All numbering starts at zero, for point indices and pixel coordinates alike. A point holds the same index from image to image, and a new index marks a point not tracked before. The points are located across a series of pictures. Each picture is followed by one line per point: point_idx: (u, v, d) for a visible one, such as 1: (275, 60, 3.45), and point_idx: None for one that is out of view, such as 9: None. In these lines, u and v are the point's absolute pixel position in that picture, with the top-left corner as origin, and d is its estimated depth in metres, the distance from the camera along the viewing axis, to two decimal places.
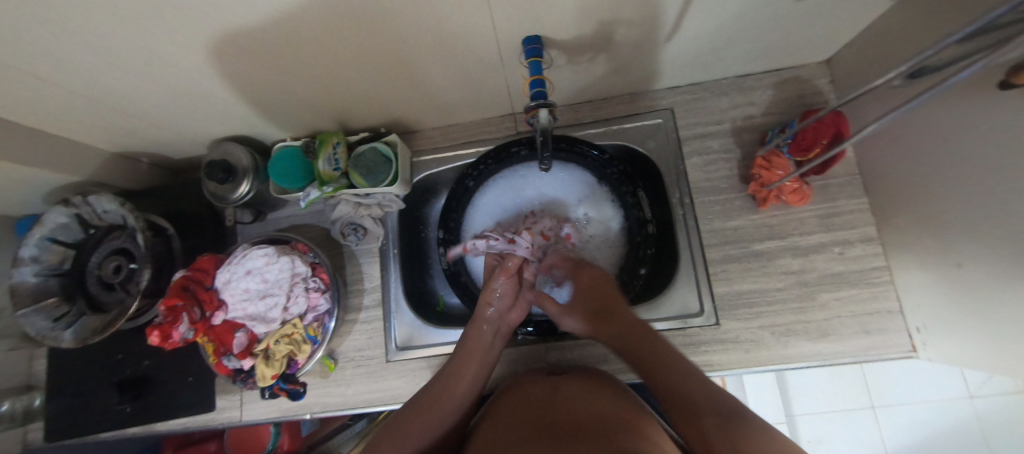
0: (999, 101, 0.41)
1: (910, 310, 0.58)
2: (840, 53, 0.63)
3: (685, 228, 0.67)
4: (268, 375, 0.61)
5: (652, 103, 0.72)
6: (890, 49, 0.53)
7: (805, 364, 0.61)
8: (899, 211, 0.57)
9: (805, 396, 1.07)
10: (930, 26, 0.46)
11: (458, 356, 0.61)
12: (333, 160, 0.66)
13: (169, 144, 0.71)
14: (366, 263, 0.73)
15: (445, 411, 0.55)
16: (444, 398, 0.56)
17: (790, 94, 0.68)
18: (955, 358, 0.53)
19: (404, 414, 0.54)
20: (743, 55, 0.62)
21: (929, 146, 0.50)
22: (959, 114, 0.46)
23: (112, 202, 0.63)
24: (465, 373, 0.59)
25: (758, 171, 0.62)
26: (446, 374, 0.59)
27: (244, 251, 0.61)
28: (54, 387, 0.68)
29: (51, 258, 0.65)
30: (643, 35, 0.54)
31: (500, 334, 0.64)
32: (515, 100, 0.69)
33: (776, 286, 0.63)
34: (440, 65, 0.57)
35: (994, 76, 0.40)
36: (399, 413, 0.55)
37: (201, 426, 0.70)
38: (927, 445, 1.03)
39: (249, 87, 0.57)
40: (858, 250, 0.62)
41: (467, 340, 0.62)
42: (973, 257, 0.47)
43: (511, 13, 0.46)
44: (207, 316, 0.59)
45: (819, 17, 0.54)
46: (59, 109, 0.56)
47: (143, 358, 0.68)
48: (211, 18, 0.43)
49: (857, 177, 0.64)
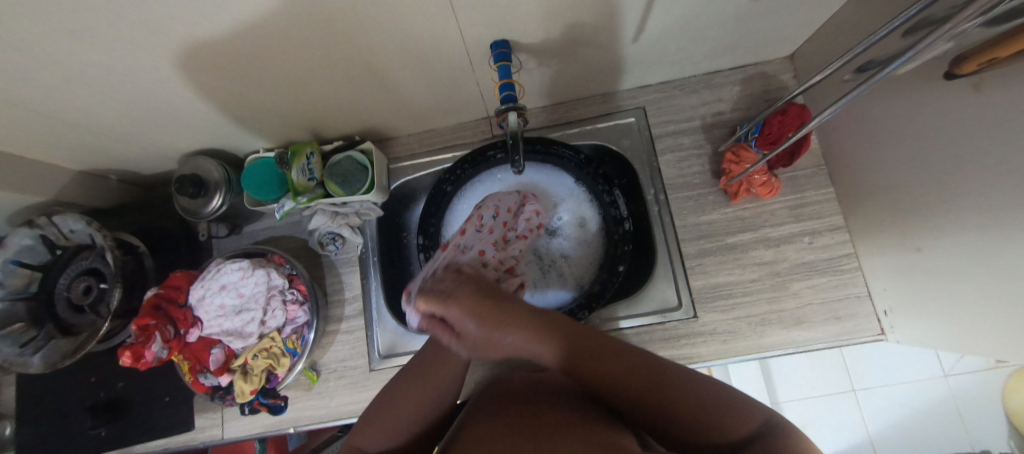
0: (947, 91, 0.42)
1: (878, 294, 0.60)
2: (802, 50, 0.65)
3: (661, 224, 0.69)
4: (247, 391, 0.60)
5: (624, 103, 0.73)
6: (846, 44, 0.55)
7: (781, 352, 0.62)
8: (863, 201, 0.59)
9: (788, 383, 1.10)
10: (879, 22, 0.48)
11: (447, 328, 0.56)
12: (307, 170, 0.65)
13: (138, 159, 0.69)
14: (345, 272, 0.72)
15: (442, 386, 0.52)
16: (437, 372, 0.52)
17: (756, 90, 0.70)
18: (920, 339, 0.55)
19: (397, 389, 0.52)
20: (710, 52, 0.64)
21: (887, 136, 0.52)
22: (909, 105, 0.48)
23: (79, 221, 0.62)
24: (458, 346, 0.54)
25: (728, 165, 0.63)
26: (435, 349, 0.54)
27: (218, 266, 0.60)
28: (25, 413, 0.66)
29: (16, 281, 0.63)
30: (610, 37, 0.55)
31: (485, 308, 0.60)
32: (488, 104, 0.70)
33: (750, 277, 0.64)
34: (411, 72, 0.58)
35: (940, 68, 0.42)
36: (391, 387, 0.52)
37: (181, 446, 0.68)
38: (904, 425, 1.06)
39: (217, 100, 0.57)
40: (826, 239, 0.64)
41: None
42: (932, 241, 0.49)
43: (477, 18, 0.47)
44: (182, 333, 0.58)
45: (778, 14, 0.55)
46: (18, 128, 0.54)
47: (118, 380, 0.67)
48: (172, 31, 0.42)
49: (822, 167, 0.65)
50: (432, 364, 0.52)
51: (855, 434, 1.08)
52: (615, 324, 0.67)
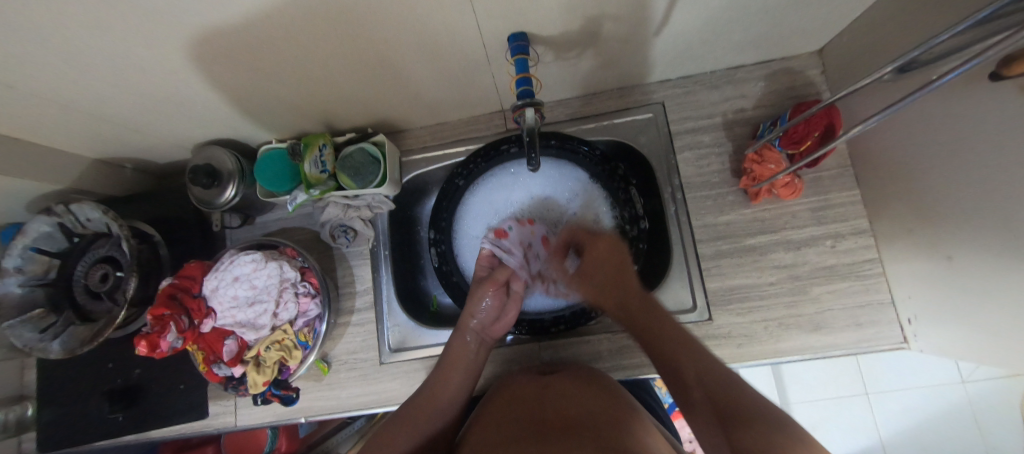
0: (989, 93, 0.40)
1: (901, 301, 0.58)
2: (831, 44, 0.63)
3: (677, 224, 0.67)
4: (259, 382, 0.61)
5: (643, 97, 0.71)
6: (880, 40, 0.52)
7: (797, 357, 0.61)
8: (891, 204, 0.57)
9: (799, 385, 1.09)
10: (918, 17, 0.45)
11: (441, 365, 0.61)
12: (320, 162, 0.64)
13: (152, 148, 0.69)
14: (357, 265, 0.72)
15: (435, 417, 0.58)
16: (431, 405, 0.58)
17: (780, 86, 0.67)
18: (946, 349, 0.54)
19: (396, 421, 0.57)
20: (735, 46, 0.61)
21: (920, 138, 0.50)
22: (945, 108, 0.46)
23: (95, 210, 0.62)
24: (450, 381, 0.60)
25: (750, 166, 0.61)
26: (428, 385, 0.60)
27: (231, 258, 0.60)
28: (46, 396, 0.68)
29: (35, 268, 0.64)
30: (631, 30, 0.53)
31: (484, 342, 0.65)
32: (503, 97, 0.68)
33: (768, 280, 0.63)
34: (425, 65, 0.56)
35: (983, 69, 0.40)
36: (392, 418, 0.58)
37: (195, 432, 0.70)
38: (919, 431, 1.04)
39: (231, 90, 0.56)
40: (850, 242, 0.62)
41: (451, 348, 0.63)
42: (965, 250, 0.46)
43: (495, 10, 0.45)
44: (197, 323, 0.58)
45: (809, 7, 0.53)
46: (34, 117, 0.54)
47: (135, 367, 0.68)
48: (185, 21, 0.41)
49: (849, 168, 0.63)
50: (425, 399, 0.59)
51: (867, 438, 1.06)
52: None
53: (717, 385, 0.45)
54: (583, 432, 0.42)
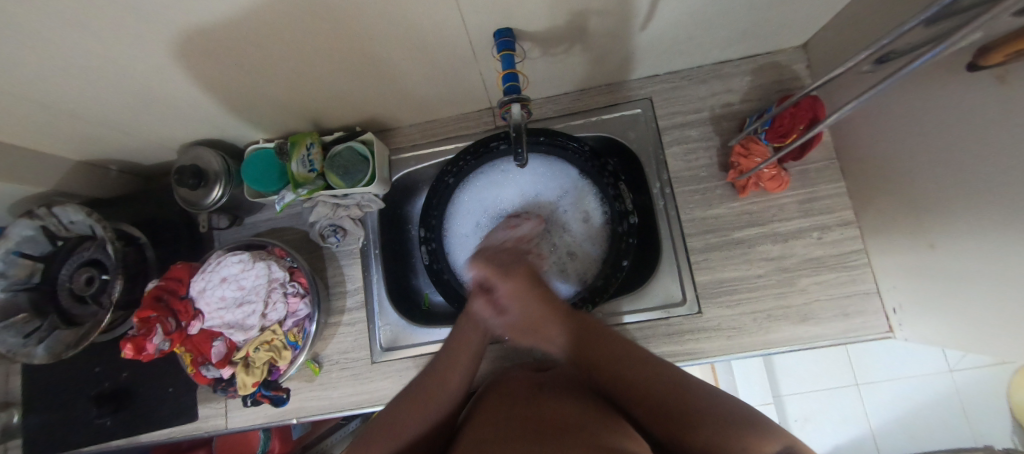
0: (967, 84, 0.41)
1: (887, 291, 0.59)
2: (816, 38, 0.63)
3: (666, 218, 0.67)
4: (249, 383, 0.61)
5: (631, 93, 0.71)
6: (862, 33, 0.53)
7: (785, 348, 0.62)
8: (875, 195, 0.57)
9: (789, 377, 1.10)
10: (898, 10, 0.46)
11: (449, 349, 0.60)
12: (307, 161, 0.64)
13: (136, 149, 0.68)
14: (347, 264, 0.72)
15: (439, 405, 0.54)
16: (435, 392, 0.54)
17: (767, 80, 0.68)
18: (930, 337, 0.54)
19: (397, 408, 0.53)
20: (721, 41, 0.62)
21: (901, 130, 0.51)
22: (925, 99, 0.46)
23: (79, 212, 0.61)
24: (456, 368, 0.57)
25: (737, 159, 0.62)
26: (436, 369, 0.57)
27: (218, 259, 0.59)
28: (32, 402, 0.67)
29: (19, 271, 0.63)
30: (617, 25, 0.53)
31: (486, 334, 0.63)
32: (491, 94, 0.68)
33: (756, 272, 0.63)
34: (412, 62, 0.56)
35: (961, 59, 0.40)
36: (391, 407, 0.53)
37: (186, 435, 0.70)
38: (908, 420, 1.06)
39: (215, 89, 0.56)
40: (836, 234, 0.62)
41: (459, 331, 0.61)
42: (947, 239, 0.47)
43: (480, 6, 0.45)
44: (183, 326, 0.58)
45: (792, 1, 0.53)
46: (14, 118, 0.53)
47: (123, 370, 0.67)
48: (165, 18, 0.41)
49: (834, 161, 0.64)
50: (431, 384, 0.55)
51: (858, 428, 1.08)
52: (619, 318, 0.66)
53: (679, 390, 0.47)
54: (578, 430, 0.41)
